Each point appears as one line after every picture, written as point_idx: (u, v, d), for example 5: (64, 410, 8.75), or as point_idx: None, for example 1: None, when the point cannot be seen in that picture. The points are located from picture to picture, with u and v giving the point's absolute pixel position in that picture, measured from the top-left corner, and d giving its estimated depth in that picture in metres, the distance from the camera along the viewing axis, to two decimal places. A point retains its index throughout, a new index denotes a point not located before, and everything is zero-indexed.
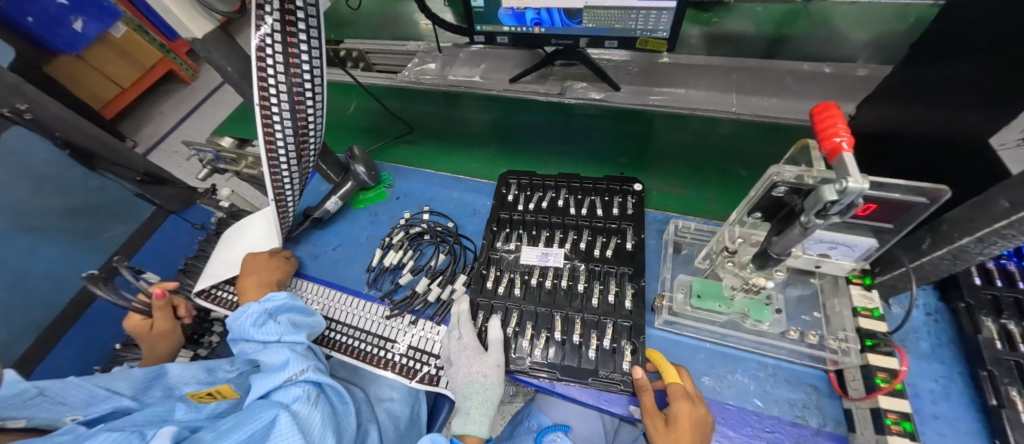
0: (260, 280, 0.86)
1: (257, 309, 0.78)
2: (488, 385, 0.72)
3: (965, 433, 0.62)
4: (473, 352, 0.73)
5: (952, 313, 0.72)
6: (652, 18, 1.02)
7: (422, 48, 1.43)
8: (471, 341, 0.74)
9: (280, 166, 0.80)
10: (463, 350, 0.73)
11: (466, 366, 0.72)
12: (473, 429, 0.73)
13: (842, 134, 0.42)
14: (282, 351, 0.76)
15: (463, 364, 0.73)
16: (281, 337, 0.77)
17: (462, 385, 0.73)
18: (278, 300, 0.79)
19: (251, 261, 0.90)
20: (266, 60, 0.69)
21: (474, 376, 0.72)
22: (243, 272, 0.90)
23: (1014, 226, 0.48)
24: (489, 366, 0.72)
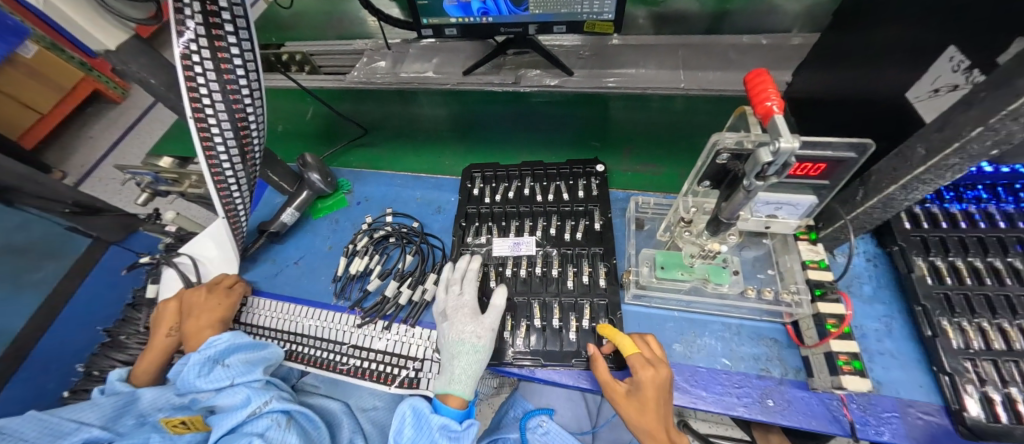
0: (203, 320, 0.81)
1: (197, 358, 0.74)
2: (478, 346, 0.71)
3: (908, 364, 0.68)
4: (469, 315, 0.74)
5: (888, 257, 0.79)
6: (596, 1, 1.04)
7: (369, 47, 1.39)
8: (468, 304, 0.76)
9: (227, 179, 0.75)
10: (458, 311, 0.75)
11: (458, 325, 0.73)
12: (455, 389, 0.71)
13: (772, 98, 0.44)
14: (238, 392, 0.74)
15: (457, 324, 0.73)
16: (233, 380, 0.74)
17: (453, 344, 0.71)
18: (220, 344, 0.75)
19: (192, 300, 0.84)
20: (194, 68, 0.65)
21: (464, 337, 0.71)
22: (187, 312, 0.84)
23: (931, 171, 0.53)
24: (479, 329, 0.72)
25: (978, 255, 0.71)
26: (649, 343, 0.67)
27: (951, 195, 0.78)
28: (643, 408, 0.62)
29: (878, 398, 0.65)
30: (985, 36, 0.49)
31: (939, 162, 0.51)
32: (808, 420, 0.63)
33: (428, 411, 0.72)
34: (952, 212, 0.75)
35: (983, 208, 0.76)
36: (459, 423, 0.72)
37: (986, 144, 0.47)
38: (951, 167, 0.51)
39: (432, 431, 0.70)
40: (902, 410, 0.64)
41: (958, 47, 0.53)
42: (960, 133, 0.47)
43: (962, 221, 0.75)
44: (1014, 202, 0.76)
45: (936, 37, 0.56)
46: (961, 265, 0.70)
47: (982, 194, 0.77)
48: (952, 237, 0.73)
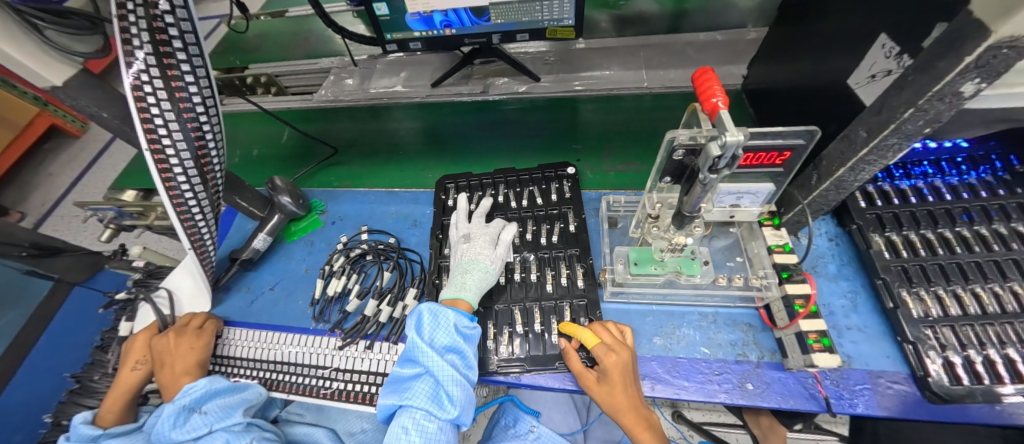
0: (179, 363, 0.77)
1: (173, 408, 0.70)
2: (489, 269, 0.76)
3: (875, 337, 0.71)
4: (486, 242, 0.80)
5: (848, 235, 0.82)
6: (556, 8, 1.06)
7: (335, 65, 1.38)
8: (489, 232, 0.82)
9: (191, 209, 0.73)
10: (478, 237, 0.81)
11: (476, 247, 0.79)
12: (466, 294, 0.73)
13: (718, 94, 0.46)
14: (217, 439, 0.69)
15: (476, 247, 0.79)
16: (211, 427, 0.71)
17: (467, 261, 0.77)
18: (196, 391, 0.72)
19: (165, 344, 0.80)
20: (146, 98, 0.63)
21: (479, 257, 0.78)
22: (160, 354, 0.80)
23: (875, 152, 0.56)
24: (493, 256, 0.78)
25: (929, 227, 0.75)
26: (608, 330, 0.69)
27: (900, 172, 0.82)
28: (610, 393, 0.64)
29: (850, 372, 0.68)
30: (910, 24, 0.52)
31: (880, 142, 0.54)
32: (786, 399, 0.66)
33: (444, 309, 0.69)
34: (902, 188, 0.80)
35: (930, 183, 0.80)
36: (470, 323, 0.71)
37: (919, 123, 0.50)
38: (891, 147, 0.54)
39: (448, 328, 0.68)
40: (873, 382, 0.67)
41: (888, 34, 0.56)
42: (895, 115, 0.50)
43: (912, 196, 0.79)
44: (957, 175, 0.81)
45: (871, 26, 0.60)
46: (914, 238, 0.74)
47: (928, 169, 0.82)
48: (903, 212, 0.77)
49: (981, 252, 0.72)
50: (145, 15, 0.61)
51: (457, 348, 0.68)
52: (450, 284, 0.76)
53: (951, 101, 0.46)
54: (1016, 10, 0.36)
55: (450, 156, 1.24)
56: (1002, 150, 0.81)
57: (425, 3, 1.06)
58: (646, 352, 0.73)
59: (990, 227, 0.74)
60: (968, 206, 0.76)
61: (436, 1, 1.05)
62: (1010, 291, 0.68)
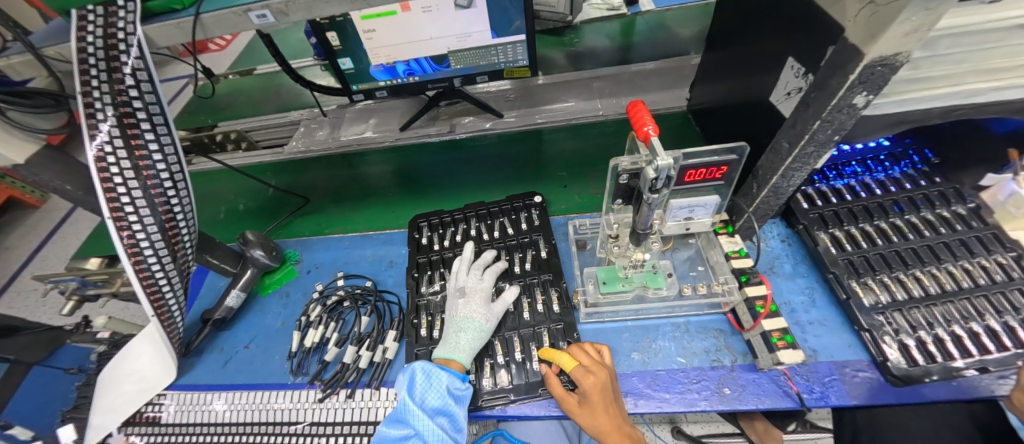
0: None
1: None
2: (484, 328, 0.75)
3: (835, 328, 0.75)
4: (482, 300, 0.78)
5: (798, 235, 0.87)
6: (510, 51, 1.15)
7: (305, 116, 1.40)
8: (484, 289, 0.80)
9: (153, 276, 0.72)
10: (474, 292, 0.79)
11: (472, 305, 0.77)
12: (459, 355, 0.72)
13: (648, 123, 0.51)
14: None
15: (472, 303, 0.78)
16: None
17: (462, 320, 0.76)
18: None
19: None
20: (109, 169, 0.65)
21: (475, 316, 0.76)
22: None
23: (799, 160, 0.62)
24: (489, 314, 0.77)
25: (866, 220, 0.82)
26: (586, 353, 0.71)
27: (833, 173, 0.89)
28: (594, 415, 0.65)
29: (816, 365, 0.71)
30: (804, 49, 0.61)
31: (801, 152, 0.60)
32: (763, 399, 0.68)
33: (438, 370, 0.69)
34: (838, 188, 0.87)
35: (861, 180, 0.88)
36: (463, 384, 0.70)
37: (829, 132, 0.56)
38: (811, 155, 0.61)
39: (440, 390, 0.68)
40: (839, 372, 0.70)
41: (793, 57, 0.64)
42: (807, 127, 0.57)
43: (846, 194, 0.86)
44: (882, 171, 0.89)
45: (779, 51, 0.68)
46: (855, 232, 0.81)
47: (857, 168, 0.90)
48: (841, 210, 0.84)
49: (915, 238, 0.78)
50: (109, 88, 0.64)
51: (448, 411, 0.68)
52: (444, 342, 0.75)
53: (849, 112, 0.53)
54: (879, 36, 0.43)
55: (438, 192, 1.23)
56: (917, 145, 0.89)
57: (387, 55, 1.13)
58: (626, 368, 0.75)
59: (920, 215, 0.81)
60: (897, 198, 0.84)
61: (397, 52, 1.12)
62: (945, 271, 0.74)
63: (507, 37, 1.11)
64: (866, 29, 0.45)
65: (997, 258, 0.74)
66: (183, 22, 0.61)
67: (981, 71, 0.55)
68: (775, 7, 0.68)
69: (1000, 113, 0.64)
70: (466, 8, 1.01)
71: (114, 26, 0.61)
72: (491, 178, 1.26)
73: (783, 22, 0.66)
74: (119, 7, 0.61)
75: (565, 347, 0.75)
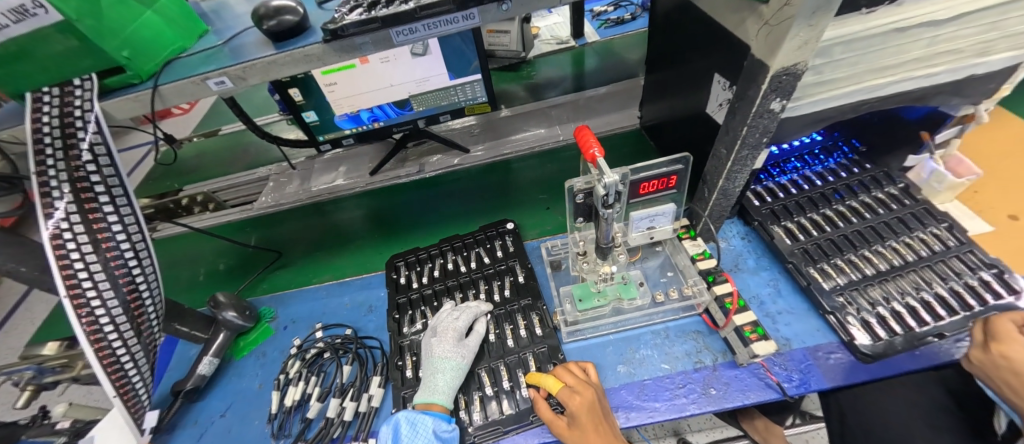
0: None
1: None
2: (461, 365, 0.74)
3: (803, 315, 0.79)
4: (455, 338, 0.77)
5: (755, 231, 0.92)
6: (469, 90, 1.21)
7: (273, 171, 1.41)
8: (458, 327, 0.79)
9: (115, 352, 0.69)
10: (446, 330, 0.78)
11: (445, 344, 0.76)
12: (440, 396, 0.71)
13: (593, 146, 0.55)
14: None
15: (445, 342, 0.76)
16: None
17: (437, 360, 0.74)
18: None
19: None
20: (66, 245, 0.63)
21: (449, 355, 0.75)
22: None
23: (737, 162, 0.68)
24: (464, 351, 0.77)
25: (813, 210, 0.88)
26: (572, 373, 0.71)
27: (777, 170, 0.96)
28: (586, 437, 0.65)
29: (791, 353, 0.74)
30: (725, 65, 0.68)
31: (738, 155, 0.66)
32: (748, 395, 0.70)
33: (421, 415, 0.67)
34: (783, 183, 0.94)
35: (802, 174, 0.95)
36: (449, 424, 0.68)
37: (758, 135, 0.62)
38: (747, 157, 0.67)
39: (427, 435, 0.66)
40: (814, 356, 0.73)
41: (718, 73, 0.71)
42: (738, 133, 0.63)
43: (791, 188, 0.93)
44: (819, 164, 0.96)
45: (703, 70, 0.77)
46: (805, 221, 0.87)
47: (796, 164, 0.97)
48: (789, 203, 0.90)
49: (858, 221, 0.85)
50: (66, 167, 0.64)
51: None
52: (423, 386, 0.74)
53: (769, 116, 0.59)
54: (777, 50, 0.50)
55: (413, 230, 1.23)
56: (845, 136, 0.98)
57: (351, 105, 1.17)
58: (614, 383, 0.75)
59: (859, 199, 0.88)
60: (836, 186, 0.91)
61: (360, 101, 1.17)
62: (889, 248, 0.80)
63: (464, 77, 1.17)
64: (767, 46, 0.51)
65: (933, 231, 0.81)
66: (141, 95, 0.63)
67: (875, 70, 0.63)
68: (693, 33, 0.77)
69: (901, 103, 0.72)
70: (422, 55, 1.08)
71: (72, 105, 0.62)
72: (465, 210, 1.27)
73: (702, 45, 0.74)
74: (76, 86, 0.61)
75: (552, 369, 0.75)
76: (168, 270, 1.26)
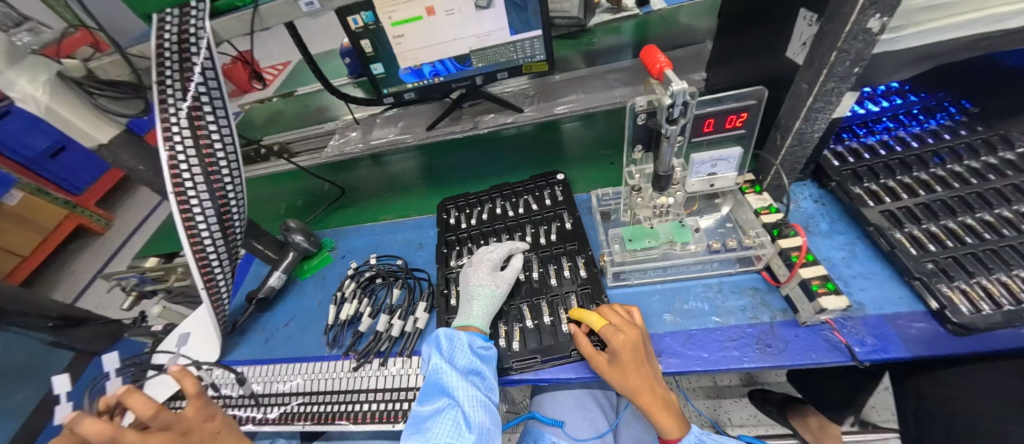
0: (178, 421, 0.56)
1: None
2: (495, 292, 0.77)
3: (882, 282, 0.72)
4: (490, 269, 0.80)
5: (831, 194, 0.85)
6: (528, 47, 1.21)
7: (339, 126, 1.52)
8: (493, 258, 0.82)
9: (205, 248, 0.79)
10: (480, 262, 0.81)
11: (479, 272, 0.79)
12: (475, 320, 0.74)
13: (660, 60, 0.55)
14: None
15: (481, 272, 0.79)
16: None
17: (473, 287, 0.78)
18: None
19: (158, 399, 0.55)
20: (176, 147, 0.72)
21: (484, 282, 0.78)
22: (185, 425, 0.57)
23: (820, 99, 0.62)
24: (498, 280, 0.79)
25: (904, 173, 0.79)
26: (615, 311, 0.70)
27: (864, 130, 0.88)
28: (624, 372, 0.63)
29: (865, 318, 0.67)
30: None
31: (821, 89, 0.61)
32: (809, 354, 0.64)
33: (457, 332, 0.70)
34: (870, 144, 0.85)
35: (895, 135, 0.85)
36: (485, 342, 0.70)
37: (847, 64, 0.57)
38: (832, 92, 0.61)
39: (464, 349, 0.68)
40: (892, 324, 0.66)
41: (806, 9, 0.64)
42: (824, 62, 0.58)
43: (880, 149, 0.84)
44: (918, 125, 0.86)
45: (781, 10, 0.71)
46: (893, 184, 0.78)
47: (889, 124, 0.88)
48: (877, 165, 0.81)
49: (960, 187, 0.74)
50: (180, 85, 0.72)
51: (476, 371, 0.68)
52: (460, 312, 0.78)
53: (865, 38, 0.53)
54: None
55: None
56: (953, 97, 0.87)
57: (414, 58, 1.22)
58: (658, 329, 0.73)
59: (964, 164, 0.77)
60: (937, 149, 0.80)
61: (423, 54, 1.21)
62: (999, 218, 0.69)
63: (525, 33, 1.18)
64: None
65: None
66: (244, 15, 0.68)
67: None
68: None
69: None
70: (486, 8, 1.10)
71: (188, 32, 0.69)
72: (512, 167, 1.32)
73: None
74: (193, 7, 0.68)
75: (594, 309, 0.75)
76: (256, 204, 1.43)
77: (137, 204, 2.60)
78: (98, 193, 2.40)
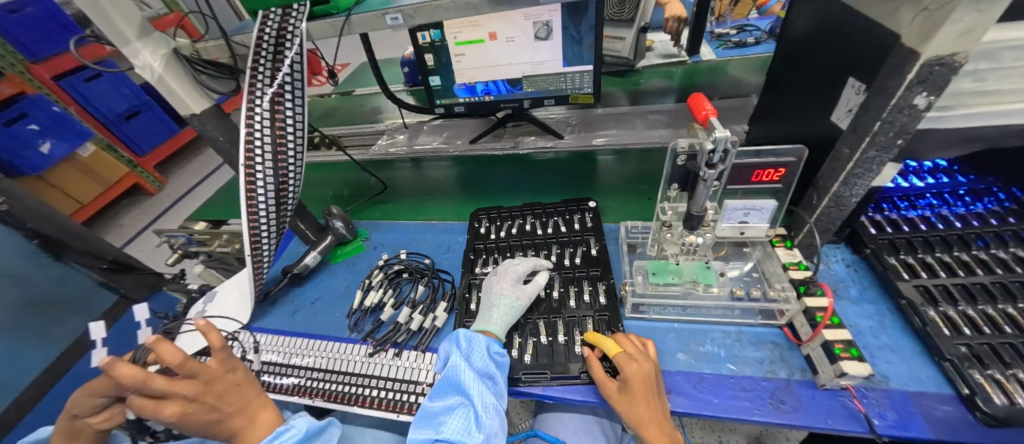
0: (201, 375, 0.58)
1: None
2: (515, 304, 0.79)
3: (910, 358, 0.70)
4: (513, 281, 0.83)
5: (865, 261, 0.84)
6: (577, 79, 1.27)
7: (389, 127, 1.62)
8: (516, 271, 0.85)
9: (259, 219, 0.86)
10: (505, 273, 0.84)
11: (503, 282, 0.82)
12: (492, 326, 0.77)
13: (706, 108, 0.59)
14: None
15: (504, 282, 0.83)
16: None
17: (494, 296, 0.81)
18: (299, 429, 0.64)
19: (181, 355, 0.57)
20: (255, 125, 0.81)
21: (505, 292, 0.81)
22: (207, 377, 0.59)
23: (860, 165, 0.64)
24: (519, 293, 0.81)
25: (943, 251, 0.78)
26: (632, 341, 0.72)
27: (905, 203, 0.87)
28: (635, 402, 0.64)
29: (887, 391, 0.66)
30: (859, 67, 0.64)
31: (863, 156, 0.63)
32: (824, 418, 0.63)
33: (476, 335, 0.73)
34: (910, 217, 0.84)
35: (937, 213, 0.84)
36: (501, 349, 0.73)
37: (890, 135, 0.59)
38: (874, 160, 0.63)
39: (482, 352, 0.71)
40: (916, 402, 0.64)
41: (854, 78, 0.66)
42: (867, 130, 0.60)
43: (920, 224, 0.83)
44: (962, 205, 0.85)
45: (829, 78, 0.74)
46: (931, 260, 0.77)
47: (932, 201, 0.87)
48: (916, 239, 0.80)
49: (1003, 273, 0.72)
50: (269, 72, 0.81)
51: (490, 375, 0.70)
52: (478, 317, 0.80)
53: (910, 113, 0.56)
54: (932, 36, 0.48)
55: (496, 196, 1.32)
56: (1002, 183, 0.86)
57: (470, 76, 1.30)
58: (671, 367, 0.73)
59: (1009, 251, 0.76)
60: (981, 232, 0.79)
61: (479, 74, 1.30)
62: None
63: (577, 66, 1.24)
64: (920, 31, 0.50)
65: None
66: (336, 22, 0.77)
67: None
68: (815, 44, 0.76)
69: None
70: (544, 39, 1.18)
71: (286, 29, 0.79)
72: (542, 186, 1.34)
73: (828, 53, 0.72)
74: (295, 10, 0.78)
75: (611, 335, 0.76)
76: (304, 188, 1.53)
77: (189, 172, 2.79)
78: (158, 157, 2.62)
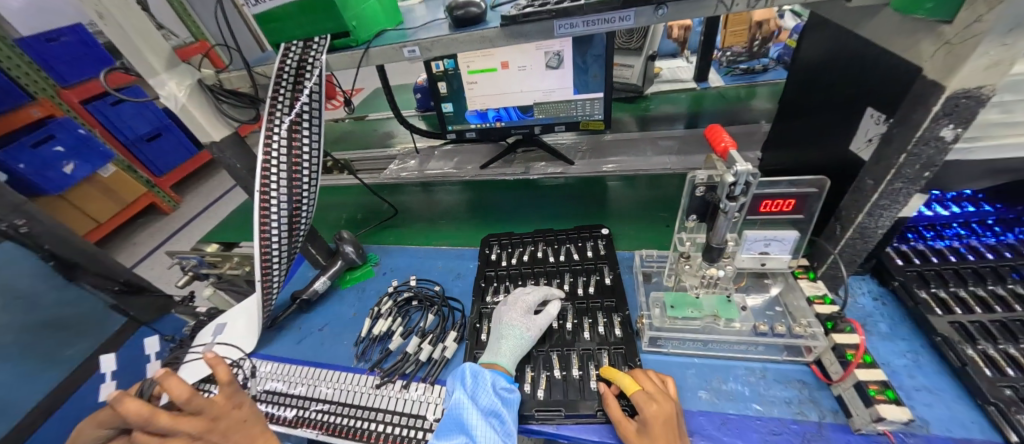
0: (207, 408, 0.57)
1: None
2: (525, 335, 0.77)
3: (950, 400, 0.65)
4: (524, 311, 0.81)
5: (893, 294, 0.81)
6: (587, 106, 1.28)
7: (401, 152, 1.64)
8: (528, 301, 0.82)
9: (271, 245, 0.86)
10: (515, 303, 0.82)
11: (513, 312, 0.80)
12: (502, 359, 0.74)
13: (724, 139, 0.58)
14: None
15: (514, 312, 0.80)
16: None
17: (504, 326, 0.78)
18: None
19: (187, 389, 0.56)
20: (271, 153, 0.82)
21: (515, 323, 0.78)
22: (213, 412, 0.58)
23: (886, 196, 0.62)
24: (530, 324, 0.79)
25: (977, 284, 0.74)
26: (648, 378, 0.68)
27: (932, 233, 0.85)
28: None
29: (928, 437, 0.61)
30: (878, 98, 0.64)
31: (887, 187, 0.61)
32: None
33: (482, 370, 0.70)
34: (938, 248, 0.81)
35: (966, 243, 0.82)
36: (509, 385, 0.70)
37: (916, 167, 0.57)
38: (899, 192, 0.61)
39: (488, 389, 0.68)
40: None
41: (873, 107, 0.64)
42: (892, 162, 0.59)
43: (950, 255, 0.80)
44: (992, 235, 0.82)
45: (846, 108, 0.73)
46: (965, 295, 0.74)
47: (960, 230, 0.84)
48: (946, 271, 0.77)
49: None
50: (288, 101, 0.83)
51: (496, 413, 0.67)
52: (488, 349, 0.78)
53: (936, 145, 0.54)
54: (957, 70, 0.48)
55: (505, 221, 1.31)
56: None
57: (482, 103, 1.32)
58: (692, 406, 0.70)
59: None
60: (1016, 265, 0.75)
61: (490, 101, 1.31)
62: None
63: (587, 94, 1.25)
64: (943, 65, 0.49)
65: None
66: (355, 54, 0.79)
67: None
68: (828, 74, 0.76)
69: None
70: (555, 68, 1.20)
71: (306, 61, 0.81)
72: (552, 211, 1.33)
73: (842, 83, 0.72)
74: (316, 42, 0.80)
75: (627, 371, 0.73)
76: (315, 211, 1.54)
77: (203, 193, 2.84)
78: (175, 178, 2.68)
